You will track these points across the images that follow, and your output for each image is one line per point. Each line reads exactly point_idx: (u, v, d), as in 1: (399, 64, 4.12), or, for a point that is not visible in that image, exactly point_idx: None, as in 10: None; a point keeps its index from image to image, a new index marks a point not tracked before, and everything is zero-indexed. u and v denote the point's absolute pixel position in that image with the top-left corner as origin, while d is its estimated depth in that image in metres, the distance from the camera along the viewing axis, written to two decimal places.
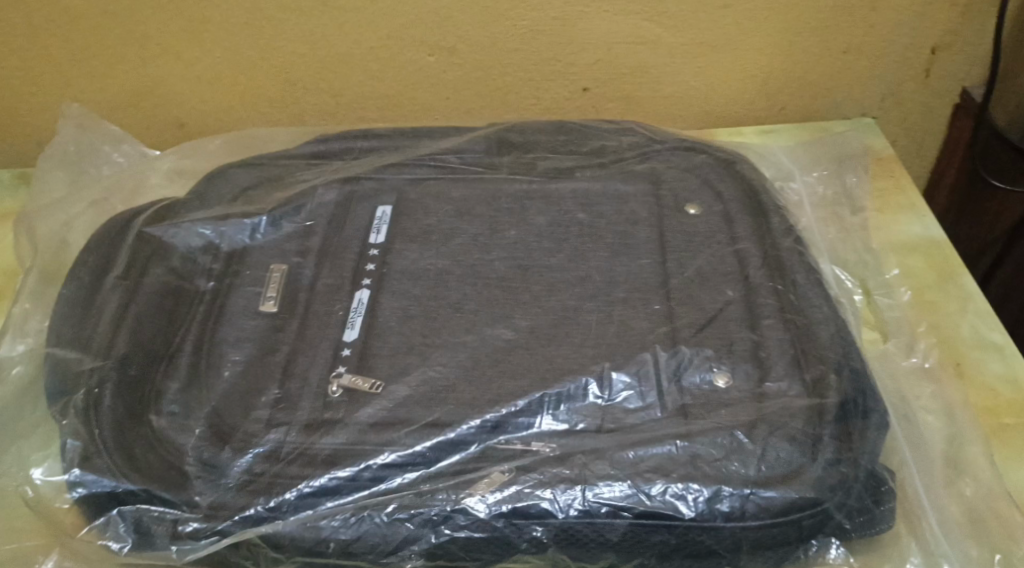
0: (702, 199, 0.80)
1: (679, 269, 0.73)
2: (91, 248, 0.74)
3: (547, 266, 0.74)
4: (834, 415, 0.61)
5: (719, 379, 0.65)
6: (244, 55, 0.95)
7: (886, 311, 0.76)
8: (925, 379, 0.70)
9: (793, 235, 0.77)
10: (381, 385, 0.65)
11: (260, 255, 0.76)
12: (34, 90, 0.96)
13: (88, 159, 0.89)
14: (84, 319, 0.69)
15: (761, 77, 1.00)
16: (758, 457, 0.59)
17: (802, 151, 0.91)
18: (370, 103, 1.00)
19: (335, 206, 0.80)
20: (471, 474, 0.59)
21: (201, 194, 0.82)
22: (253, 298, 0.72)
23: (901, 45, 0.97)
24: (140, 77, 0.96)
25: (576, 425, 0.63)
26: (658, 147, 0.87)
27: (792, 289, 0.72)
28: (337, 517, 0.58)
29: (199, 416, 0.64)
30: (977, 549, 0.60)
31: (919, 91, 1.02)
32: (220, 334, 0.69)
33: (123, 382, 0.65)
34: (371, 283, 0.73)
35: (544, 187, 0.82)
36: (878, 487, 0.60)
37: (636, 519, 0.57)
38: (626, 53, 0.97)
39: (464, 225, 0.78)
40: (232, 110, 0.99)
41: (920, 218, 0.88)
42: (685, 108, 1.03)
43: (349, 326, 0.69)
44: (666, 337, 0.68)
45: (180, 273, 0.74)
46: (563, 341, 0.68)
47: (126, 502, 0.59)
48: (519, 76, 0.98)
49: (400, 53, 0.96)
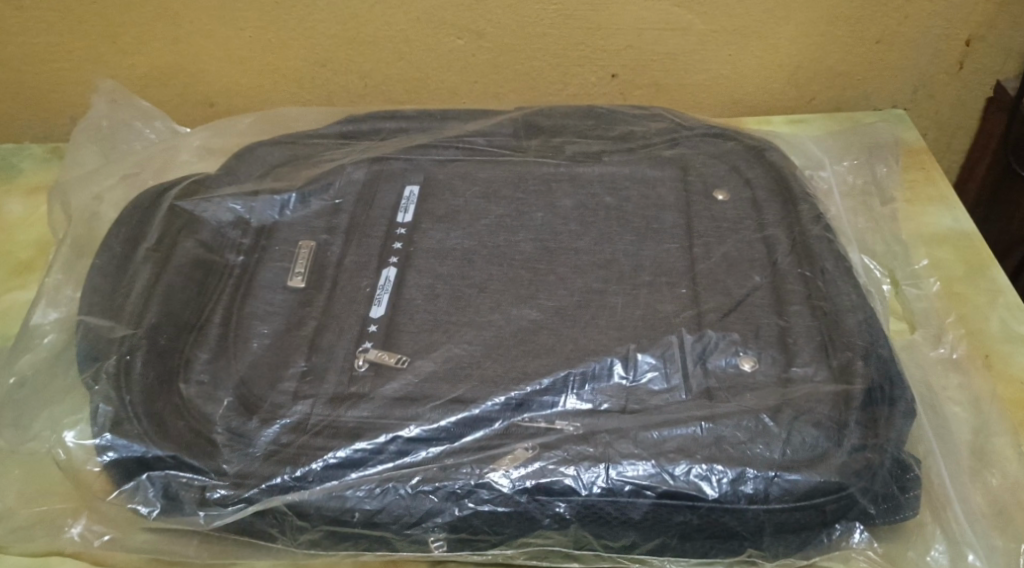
0: (730, 185, 0.80)
1: (706, 254, 0.73)
2: (123, 219, 0.75)
3: (574, 248, 0.74)
4: (861, 402, 0.61)
5: (744, 363, 0.65)
6: (275, 35, 0.95)
7: (914, 301, 0.75)
8: (953, 370, 0.70)
9: (821, 223, 0.77)
10: (407, 360, 0.65)
11: (289, 231, 0.76)
12: (68, 65, 0.97)
13: (120, 134, 0.90)
14: (115, 288, 0.70)
15: (792, 66, 0.99)
16: (783, 441, 0.59)
17: (832, 140, 0.90)
18: (399, 85, 1.00)
19: (363, 185, 0.81)
20: (495, 449, 0.60)
21: (231, 169, 0.83)
22: (281, 273, 0.73)
23: (935, 36, 0.97)
24: (172, 55, 0.97)
25: (600, 405, 0.63)
26: (686, 134, 0.87)
27: (820, 276, 0.71)
28: (362, 487, 0.58)
29: (227, 386, 0.64)
30: (1002, 540, 0.60)
31: (951, 84, 1.01)
32: (249, 307, 0.70)
33: (154, 350, 0.65)
34: (398, 261, 0.73)
35: (571, 170, 0.82)
36: (904, 474, 0.60)
37: (659, 499, 0.57)
38: (656, 40, 0.97)
39: (491, 206, 0.78)
40: (262, 90, 1.00)
41: (949, 210, 0.87)
42: (714, 96, 1.02)
43: (376, 302, 0.70)
44: (692, 321, 0.68)
45: (210, 246, 0.74)
46: (588, 322, 0.68)
47: (154, 467, 0.60)
48: (547, 61, 0.98)
49: (430, 36, 0.96)
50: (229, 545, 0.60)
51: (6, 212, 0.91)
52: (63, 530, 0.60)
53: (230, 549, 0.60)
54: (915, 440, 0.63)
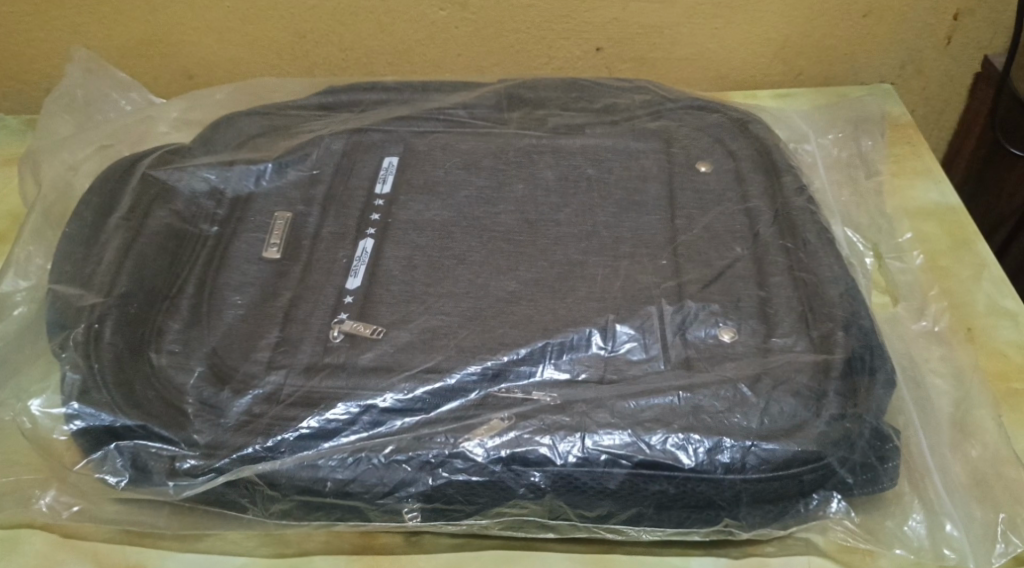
0: (713, 157, 0.79)
1: (687, 226, 0.72)
2: (95, 188, 0.74)
3: (554, 220, 0.73)
4: (840, 372, 0.61)
5: (724, 334, 0.64)
6: (253, 4, 0.94)
7: (898, 274, 0.75)
8: (935, 342, 0.69)
9: (805, 195, 0.76)
10: (383, 331, 0.65)
11: (264, 202, 0.75)
12: (43, 35, 0.95)
13: (96, 105, 0.88)
14: (84, 257, 0.68)
15: (779, 40, 0.98)
16: (760, 410, 0.59)
17: (818, 113, 0.89)
18: (381, 57, 0.99)
19: (341, 156, 0.79)
20: (471, 419, 0.59)
21: (207, 140, 0.81)
22: (256, 243, 0.71)
23: (923, 10, 0.95)
24: (149, 25, 0.95)
25: (577, 375, 0.62)
26: (670, 106, 0.86)
27: (802, 248, 0.71)
28: (334, 457, 0.57)
29: (200, 356, 0.63)
30: (981, 511, 0.59)
31: (939, 58, 1.00)
32: (223, 277, 0.69)
33: (124, 319, 0.64)
34: (375, 232, 0.72)
35: (553, 142, 0.81)
36: (884, 444, 0.59)
37: (635, 468, 0.57)
38: (641, 12, 0.95)
39: (471, 177, 0.77)
40: (242, 61, 0.99)
41: (936, 184, 0.86)
42: (699, 70, 1.01)
43: (353, 273, 0.69)
44: (673, 292, 0.67)
45: (183, 216, 0.73)
46: (567, 293, 0.67)
47: (123, 437, 0.59)
48: (531, 34, 0.97)
49: (412, 7, 0.94)
50: (199, 516, 0.59)
51: None
52: (32, 501, 0.59)
53: (200, 519, 0.59)
54: (895, 410, 0.63)
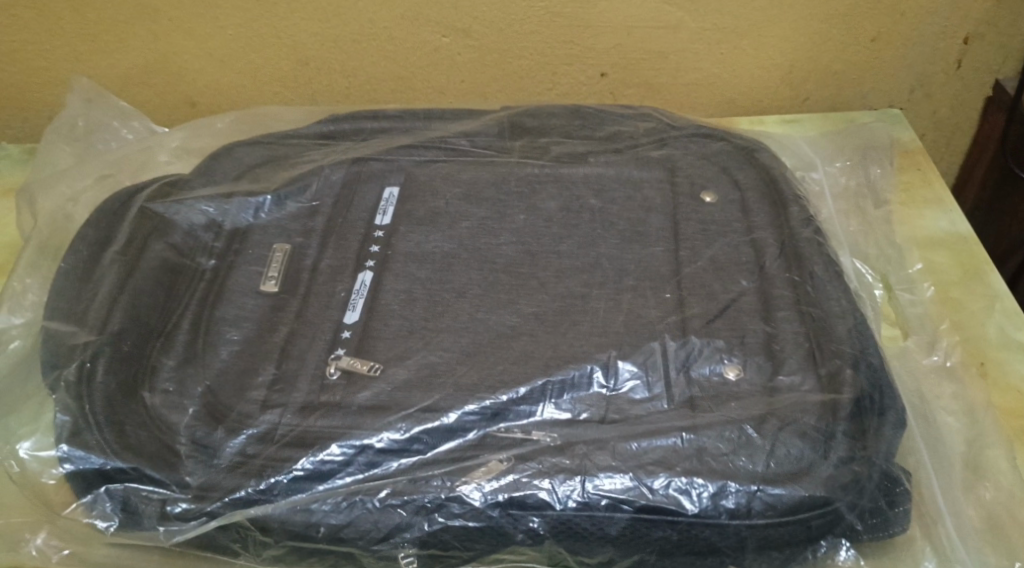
0: (718, 187, 0.78)
1: (692, 257, 0.71)
2: (91, 221, 0.73)
3: (556, 251, 0.72)
4: (849, 412, 0.59)
5: (729, 372, 0.63)
6: (256, 31, 0.93)
7: (908, 307, 0.73)
8: (947, 379, 0.67)
9: (812, 226, 0.74)
10: (380, 368, 0.63)
11: (263, 235, 0.74)
12: (45, 64, 0.95)
13: (96, 134, 0.88)
14: (78, 292, 0.67)
15: (786, 64, 0.97)
16: (766, 452, 0.57)
17: (826, 140, 0.88)
18: (383, 84, 0.98)
19: (342, 186, 0.78)
20: (469, 461, 0.58)
21: (206, 170, 0.81)
22: (254, 277, 0.70)
23: (931, 34, 0.95)
24: (151, 53, 0.95)
25: (579, 415, 0.61)
26: (675, 134, 0.85)
27: (809, 281, 0.69)
28: (328, 501, 0.56)
29: (194, 395, 0.62)
30: (995, 557, 0.57)
31: (949, 82, 0.99)
32: (219, 313, 0.68)
33: (117, 357, 0.63)
34: (375, 265, 0.71)
35: (555, 171, 0.79)
36: (893, 488, 0.57)
37: (637, 513, 0.55)
38: (646, 38, 0.95)
39: (472, 208, 0.76)
40: (244, 89, 0.98)
41: (946, 213, 0.84)
42: (705, 95, 1.00)
43: (351, 307, 0.68)
44: (677, 327, 0.65)
45: (181, 250, 0.72)
46: (569, 328, 0.66)
47: (114, 480, 0.58)
48: (535, 59, 0.96)
49: (414, 34, 0.94)
50: (191, 560, 0.58)
51: None
52: (21, 544, 0.58)
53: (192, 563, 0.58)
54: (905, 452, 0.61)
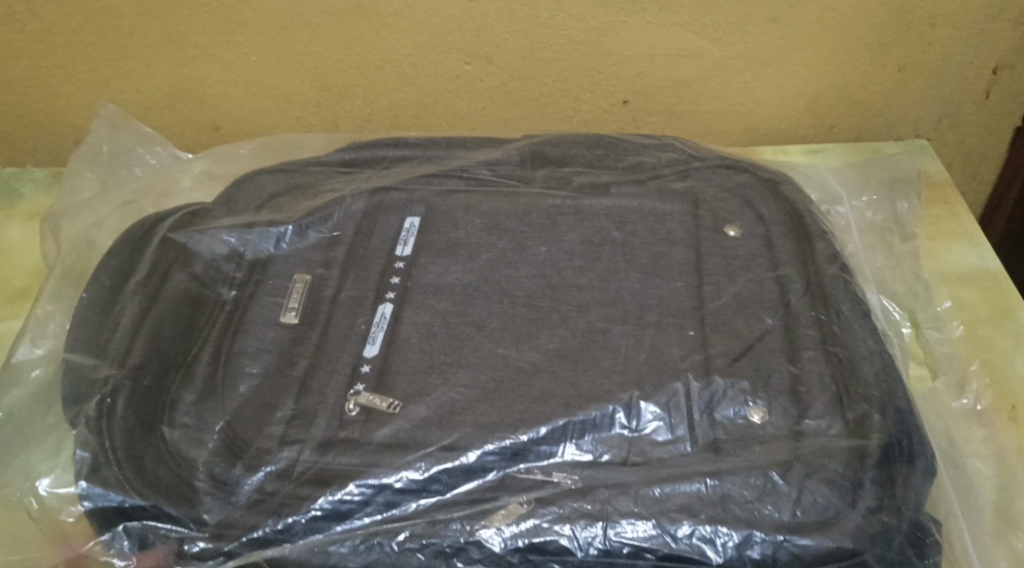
0: (742, 221, 0.77)
1: (715, 293, 0.70)
2: (114, 251, 0.73)
3: (577, 285, 0.71)
4: (877, 460, 0.58)
5: (754, 415, 0.62)
6: (278, 58, 0.94)
7: (936, 346, 0.72)
8: (977, 422, 0.67)
9: (839, 262, 0.73)
10: (399, 405, 0.63)
11: (284, 265, 0.74)
12: (70, 89, 0.96)
13: (120, 161, 0.88)
14: (100, 323, 0.68)
15: (811, 93, 0.96)
16: (792, 501, 0.56)
17: (852, 171, 0.86)
18: (404, 111, 0.98)
19: (362, 216, 0.78)
20: (488, 504, 0.57)
21: (228, 199, 0.81)
22: (274, 308, 0.70)
23: (960, 64, 0.94)
24: (175, 78, 0.95)
25: (600, 457, 0.60)
26: (698, 165, 0.84)
27: (836, 319, 0.68)
28: (346, 543, 0.56)
29: (213, 430, 0.62)
30: None
31: (976, 112, 0.98)
32: (238, 345, 0.67)
33: (138, 391, 0.63)
34: (394, 297, 0.70)
35: (577, 203, 0.79)
36: (922, 539, 0.56)
37: (659, 562, 0.55)
38: (668, 66, 0.94)
39: (493, 240, 0.75)
40: (266, 114, 0.98)
41: (975, 247, 0.83)
42: (729, 124, 0.99)
43: (370, 341, 0.67)
44: (700, 366, 0.64)
45: (201, 280, 0.72)
46: (591, 365, 0.65)
47: (133, 517, 0.57)
48: (557, 87, 0.96)
49: (436, 60, 0.94)
50: None
51: (4, 237, 0.90)
52: None
53: None
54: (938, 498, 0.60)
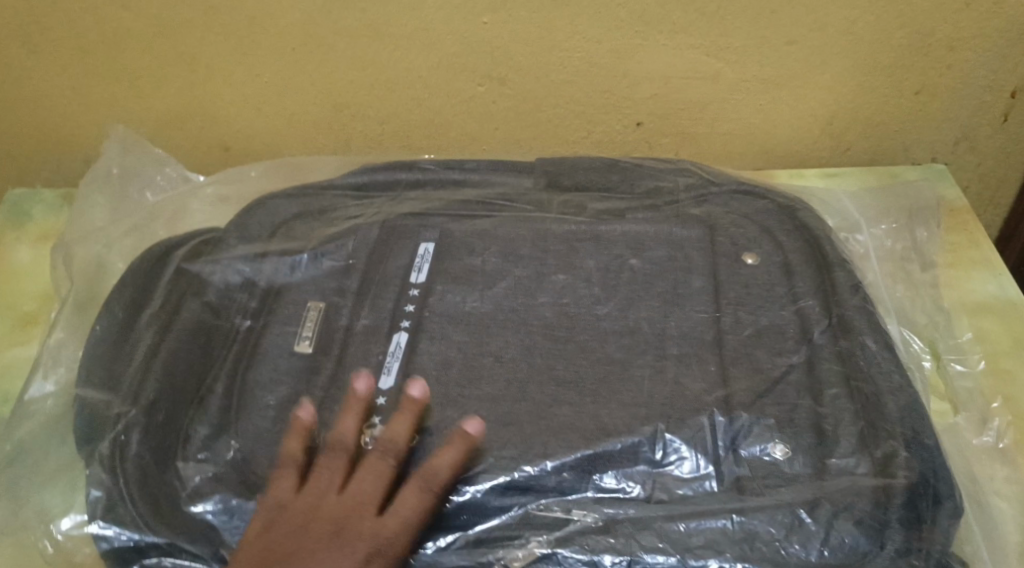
0: (761, 248, 0.76)
1: (735, 323, 0.69)
2: (126, 282, 0.73)
3: (595, 314, 0.70)
4: (904, 499, 0.57)
5: (778, 451, 0.61)
6: (290, 79, 0.93)
7: (957, 379, 0.71)
8: (1000, 460, 0.66)
9: (860, 293, 0.72)
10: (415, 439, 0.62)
11: (297, 292, 0.73)
12: (80, 109, 0.95)
13: (132, 182, 0.87)
14: (113, 357, 0.68)
15: (827, 116, 0.96)
16: (820, 540, 0.56)
17: (870, 198, 0.86)
18: (417, 132, 0.98)
19: (376, 241, 0.77)
20: (509, 541, 0.57)
21: (243, 224, 0.80)
22: (288, 337, 0.69)
23: (978, 87, 0.93)
24: (185, 98, 0.95)
25: (626, 491, 0.60)
26: (714, 190, 0.83)
27: (859, 352, 0.67)
28: None
29: (227, 464, 0.61)
30: None
31: (994, 136, 0.97)
32: (253, 376, 0.67)
33: (151, 426, 0.63)
34: (410, 326, 0.69)
35: (594, 229, 0.78)
36: None
37: None
38: (684, 88, 0.93)
39: (509, 267, 0.74)
40: (277, 134, 0.98)
41: (995, 276, 0.82)
42: (743, 146, 0.98)
43: (385, 373, 0.66)
44: (722, 402, 0.64)
45: (216, 309, 0.72)
46: (610, 398, 0.64)
47: (150, 555, 0.57)
48: (570, 108, 0.95)
49: (450, 82, 0.93)
50: None
51: (14, 260, 0.89)
52: None
53: None
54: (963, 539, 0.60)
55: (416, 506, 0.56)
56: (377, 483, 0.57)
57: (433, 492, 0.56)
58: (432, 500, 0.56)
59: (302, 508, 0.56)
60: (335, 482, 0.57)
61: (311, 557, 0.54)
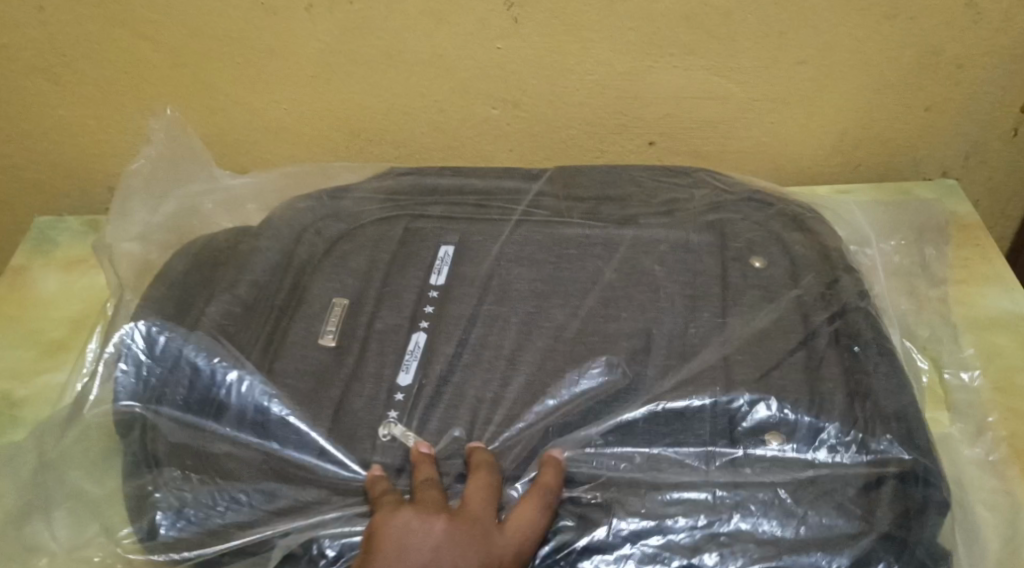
0: (769, 252, 0.77)
1: (741, 325, 0.70)
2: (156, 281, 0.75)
3: (605, 314, 0.71)
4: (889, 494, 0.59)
5: (773, 439, 0.63)
6: (308, 105, 0.95)
7: (956, 390, 0.73)
8: (990, 473, 0.67)
9: (867, 299, 0.73)
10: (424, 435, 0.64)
11: (320, 288, 0.76)
12: (105, 137, 0.98)
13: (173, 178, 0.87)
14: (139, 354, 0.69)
15: (837, 133, 0.96)
16: (797, 518, 0.59)
17: (883, 214, 0.86)
18: (432, 154, 1.00)
19: (398, 245, 0.79)
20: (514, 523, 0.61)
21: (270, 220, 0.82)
22: (311, 331, 0.72)
23: (988, 103, 0.93)
24: (207, 125, 0.97)
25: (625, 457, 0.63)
26: (728, 200, 0.84)
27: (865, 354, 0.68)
28: None
29: (248, 447, 0.65)
30: None
31: (1006, 151, 0.97)
32: (279, 365, 0.70)
33: (177, 420, 0.66)
34: (428, 325, 0.72)
35: (606, 235, 0.79)
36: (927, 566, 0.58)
37: None
38: (694, 108, 0.94)
39: (522, 269, 0.76)
40: (296, 159, 1.00)
41: (1006, 291, 0.82)
42: (754, 163, 0.99)
43: (405, 367, 0.69)
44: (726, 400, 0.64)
45: (246, 301, 0.74)
46: (618, 395, 0.66)
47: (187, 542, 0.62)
48: (582, 129, 0.97)
49: (463, 106, 0.95)
50: None
51: (42, 287, 0.92)
52: None
53: None
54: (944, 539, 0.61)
55: (533, 512, 0.58)
56: (482, 493, 0.59)
57: (549, 501, 0.59)
58: (546, 509, 0.59)
59: (409, 518, 0.56)
60: (438, 495, 0.59)
61: (449, 553, 0.54)
